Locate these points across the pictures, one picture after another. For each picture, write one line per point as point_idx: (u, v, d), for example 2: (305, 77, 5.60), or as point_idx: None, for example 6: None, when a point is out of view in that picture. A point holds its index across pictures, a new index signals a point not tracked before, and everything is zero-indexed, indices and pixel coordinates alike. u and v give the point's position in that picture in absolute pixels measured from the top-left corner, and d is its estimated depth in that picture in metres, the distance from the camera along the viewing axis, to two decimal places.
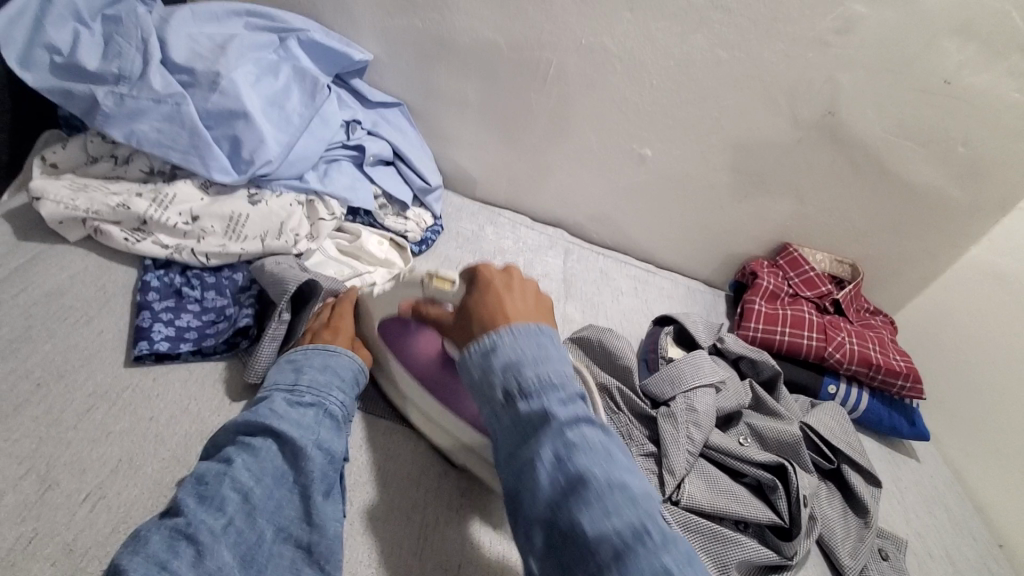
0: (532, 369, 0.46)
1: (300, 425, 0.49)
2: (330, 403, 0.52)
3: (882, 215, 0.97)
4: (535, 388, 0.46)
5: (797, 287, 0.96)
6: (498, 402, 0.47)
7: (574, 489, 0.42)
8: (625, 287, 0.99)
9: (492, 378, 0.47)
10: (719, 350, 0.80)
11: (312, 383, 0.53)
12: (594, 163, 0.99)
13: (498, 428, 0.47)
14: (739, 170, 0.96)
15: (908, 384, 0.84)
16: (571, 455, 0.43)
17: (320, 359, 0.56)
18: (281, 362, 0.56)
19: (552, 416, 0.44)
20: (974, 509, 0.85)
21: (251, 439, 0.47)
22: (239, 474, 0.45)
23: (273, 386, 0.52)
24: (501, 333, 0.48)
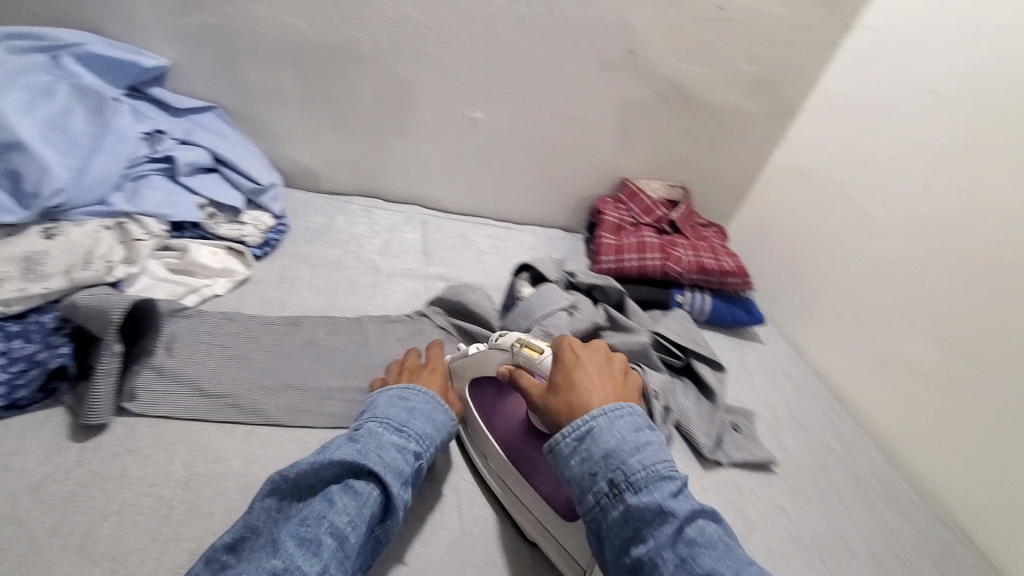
0: (637, 462, 0.47)
1: (400, 478, 0.49)
2: (426, 452, 0.54)
3: (697, 137, 1.08)
4: (643, 482, 0.47)
5: (638, 216, 1.05)
6: (602, 495, 0.47)
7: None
8: (486, 248, 1.02)
9: (592, 470, 0.48)
10: (572, 284, 0.86)
11: (419, 433, 0.54)
12: (433, 135, 1.00)
13: (605, 524, 0.47)
14: (567, 118, 1.02)
15: (738, 279, 0.96)
16: (693, 554, 0.43)
17: (429, 410, 0.57)
18: (396, 396, 0.57)
19: (670, 511, 0.44)
20: (808, 371, 0.99)
21: (356, 482, 0.47)
22: (339, 519, 0.44)
23: (383, 423, 0.52)
24: (596, 416, 0.50)
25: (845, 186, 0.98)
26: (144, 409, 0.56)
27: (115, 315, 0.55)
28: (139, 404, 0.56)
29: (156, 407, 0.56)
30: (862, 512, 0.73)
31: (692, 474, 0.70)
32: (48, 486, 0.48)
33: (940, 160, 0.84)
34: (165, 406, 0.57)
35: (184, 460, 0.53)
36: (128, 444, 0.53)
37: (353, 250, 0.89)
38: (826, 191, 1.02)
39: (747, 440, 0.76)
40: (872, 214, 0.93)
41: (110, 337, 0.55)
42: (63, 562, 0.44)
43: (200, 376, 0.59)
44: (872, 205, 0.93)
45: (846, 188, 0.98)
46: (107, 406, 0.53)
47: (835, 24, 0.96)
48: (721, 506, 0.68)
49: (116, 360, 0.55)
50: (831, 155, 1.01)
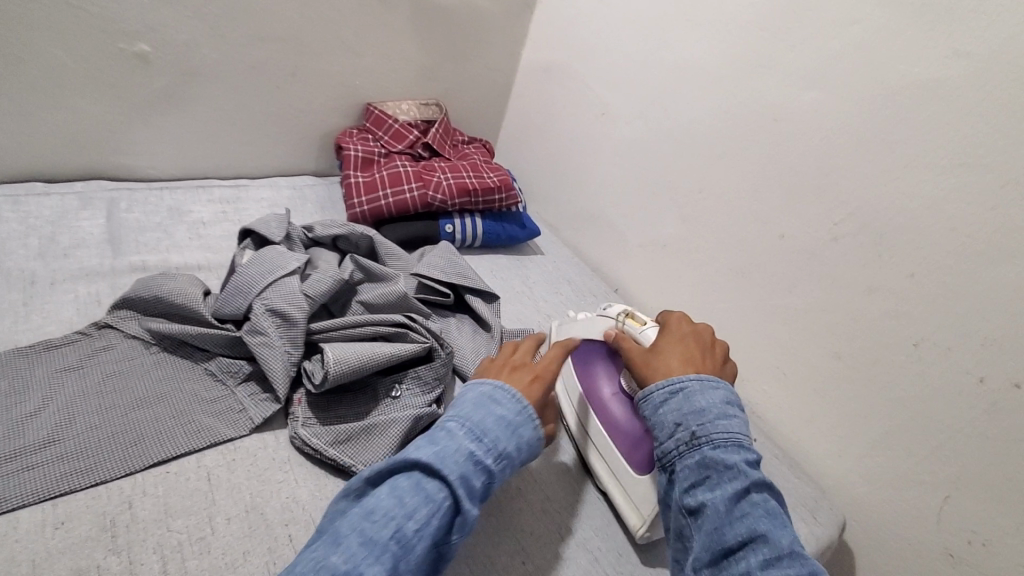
0: (717, 420, 0.46)
1: (473, 493, 0.42)
2: (502, 470, 0.45)
3: (435, 44, 0.96)
4: (719, 438, 0.45)
5: (389, 145, 0.93)
6: (681, 444, 0.46)
7: (752, 547, 0.40)
8: (209, 216, 0.83)
9: (691, 422, 0.46)
10: (312, 241, 0.73)
11: (499, 441, 0.45)
12: (83, 83, 0.74)
13: (678, 470, 0.45)
14: (269, 38, 0.82)
15: (505, 194, 0.91)
16: (745, 513, 0.41)
17: (517, 417, 0.48)
18: (486, 395, 0.48)
19: (744, 473, 0.43)
20: (590, 270, 1.00)
21: (428, 482, 0.41)
22: (407, 525, 0.39)
23: (460, 423, 0.45)
24: (689, 377, 0.49)
25: (586, 78, 0.95)
26: None
27: None
28: None
29: None
30: None
31: None
32: None
33: (653, 36, 0.84)
34: None
35: None
36: None
37: None
38: (571, 85, 0.98)
39: None
40: (613, 102, 0.92)
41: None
42: None
43: None
44: (612, 93, 0.91)
45: (586, 79, 0.95)
46: None
47: None
48: None
49: None
50: (568, 46, 0.97)
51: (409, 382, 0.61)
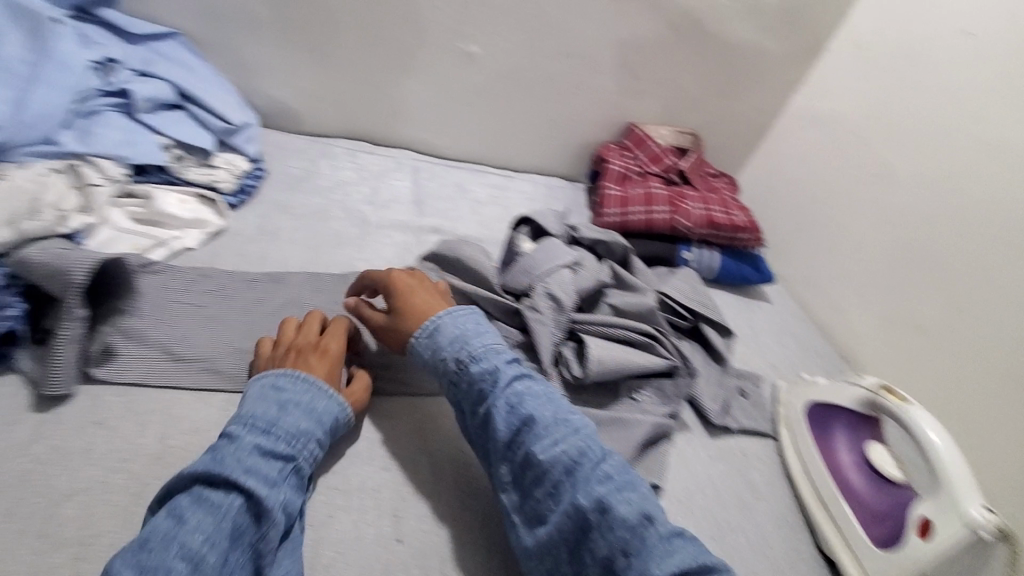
0: (477, 340, 0.54)
1: (271, 482, 0.43)
2: (298, 449, 0.46)
3: (711, 78, 1.00)
4: (481, 354, 0.53)
5: (645, 165, 0.98)
6: (451, 372, 0.53)
7: (523, 429, 0.49)
8: (483, 197, 0.95)
9: (442, 356, 0.54)
10: (574, 240, 0.80)
11: (292, 431, 0.46)
12: (425, 72, 0.90)
13: (457, 396, 0.54)
14: (572, 54, 0.92)
15: (751, 236, 0.91)
16: (520, 402, 0.50)
17: (308, 400, 0.48)
18: (265, 387, 0.48)
19: (500, 373, 0.52)
20: (814, 331, 0.96)
21: (213, 493, 0.40)
22: (191, 538, 0.38)
23: (244, 425, 0.44)
24: (441, 315, 0.56)
25: (866, 136, 0.92)
26: (110, 376, 0.50)
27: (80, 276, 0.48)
28: (107, 371, 0.50)
29: (123, 374, 0.51)
30: None
31: (698, 441, 0.67)
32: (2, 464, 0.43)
33: (966, 106, 0.78)
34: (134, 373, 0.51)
35: (157, 433, 0.48)
36: (93, 416, 0.48)
37: (339, 199, 0.82)
38: (844, 140, 0.95)
39: (752, 406, 0.74)
40: (892, 166, 0.88)
41: (70, 301, 0.48)
42: (23, 549, 0.40)
43: (168, 339, 0.54)
44: (897, 157, 0.87)
45: (866, 138, 0.92)
46: (71, 377, 0.48)
47: None
48: (727, 474, 0.65)
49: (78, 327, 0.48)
50: (851, 100, 0.95)
51: (652, 391, 0.66)
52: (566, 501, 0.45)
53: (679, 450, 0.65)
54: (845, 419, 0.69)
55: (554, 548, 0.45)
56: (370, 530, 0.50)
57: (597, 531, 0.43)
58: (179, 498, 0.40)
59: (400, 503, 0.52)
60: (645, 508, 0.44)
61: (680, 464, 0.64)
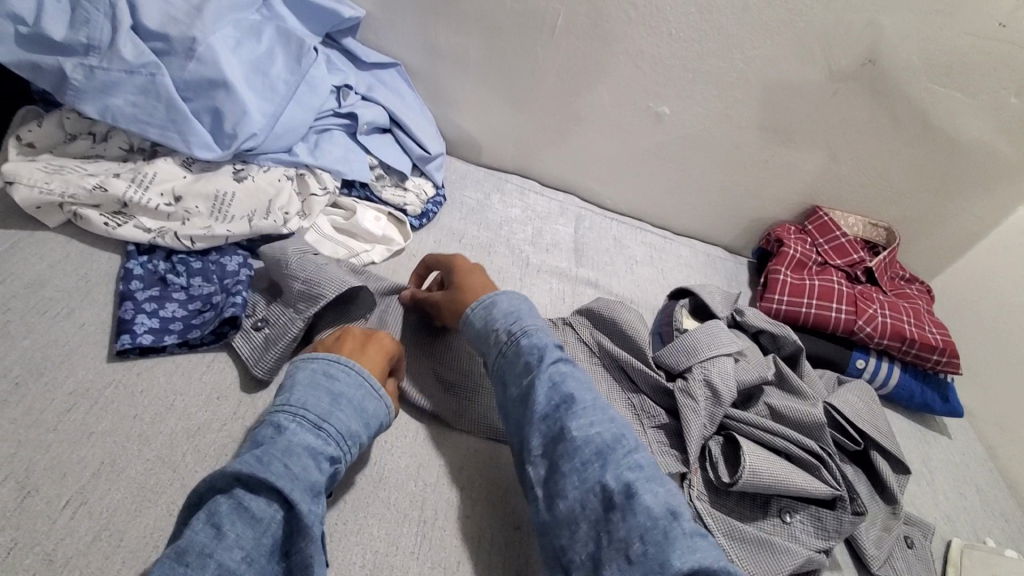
0: (531, 318, 0.56)
1: (312, 491, 0.42)
2: (345, 453, 0.46)
3: (924, 174, 0.89)
4: (532, 330, 0.55)
5: (826, 255, 0.90)
6: (501, 342, 0.55)
7: (564, 405, 0.49)
8: (640, 256, 0.93)
9: (494, 327, 0.56)
10: (737, 323, 0.75)
11: (340, 430, 0.46)
12: (609, 126, 0.91)
13: (500, 363, 0.55)
14: (768, 128, 0.87)
15: (943, 359, 0.79)
16: (563, 380, 0.51)
17: (359, 398, 0.49)
18: (317, 374, 0.48)
19: (547, 351, 0.53)
20: (1004, 486, 0.80)
21: (253, 501, 0.39)
22: (229, 552, 0.37)
23: (289, 420, 0.44)
24: (497, 292, 0.58)
25: None
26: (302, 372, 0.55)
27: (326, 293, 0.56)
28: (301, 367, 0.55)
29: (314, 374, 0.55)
30: None
31: None
32: (205, 434, 0.48)
33: None
34: None
35: None
36: None
37: (505, 236, 0.85)
38: None
39: (919, 561, 0.63)
40: None
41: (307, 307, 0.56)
42: None
43: None
44: None
45: None
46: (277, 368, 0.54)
47: None
48: None
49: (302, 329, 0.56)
50: None
51: (806, 516, 0.59)
52: (593, 479, 0.45)
53: None
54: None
55: (574, 523, 0.45)
56: None
57: (620, 510, 0.44)
58: (220, 500, 0.39)
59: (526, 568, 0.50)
60: (672, 507, 0.44)
61: None
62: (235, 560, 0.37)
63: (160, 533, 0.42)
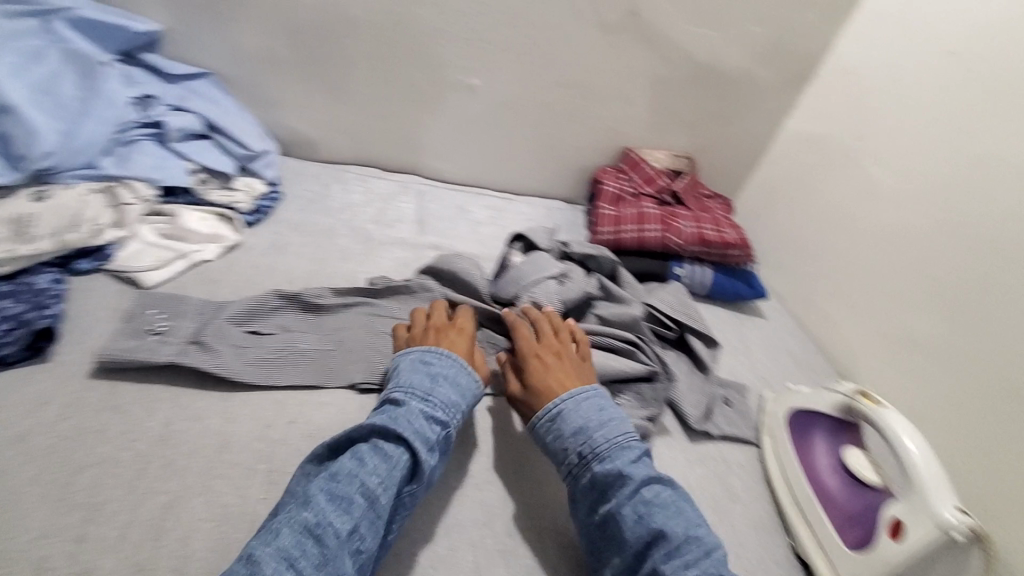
0: (601, 435, 0.56)
1: (427, 445, 0.52)
2: (452, 420, 0.55)
3: (704, 104, 1.04)
4: (606, 452, 0.55)
5: (639, 187, 1.03)
6: (572, 465, 0.56)
7: (654, 542, 0.50)
8: (484, 218, 1.01)
9: (563, 445, 0.57)
10: (566, 255, 0.84)
11: (443, 400, 0.55)
12: (432, 104, 0.98)
13: (576, 491, 0.55)
14: (568, 85, 0.98)
15: (741, 252, 0.94)
16: (648, 512, 0.51)
17: (454, 373, 0.58)
18: (416, 360, 0.59)
19: (630, 476, 0.53)
20: (810, 346, 0.96)
21: (385, 444, 0.50)
22: (371, 481, 0.47)
23: (407, 393, 0.55)
24: (565, 399, 0.59)
25: (856, 156, 0.94)
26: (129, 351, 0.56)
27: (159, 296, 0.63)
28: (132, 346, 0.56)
29: (142, 349, 0.56)
30: None
31: (678, 445, 0.69)
32: (29, 439, 0.49)
33: (950, 126, 0.80)
34: (154, 351, 0.57)
35: (165, 418, 0.53)
36: (110, 400, 0.53)
37: (347, 218, 0.89)
38: (835, 161, 0.98)
39: (737, 415, 0.74)
40: (882, 185, 0.89)
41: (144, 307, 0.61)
42: (42, 511, 0.45)
43: (190, 331, 0.60)
44: (884, 177, 0.89)
45: (856, 159, 0.94)
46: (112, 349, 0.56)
47: None
48: (705, 477, 0.66)
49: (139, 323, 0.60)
50: (842, 122, 0.97)
51: (631, 395, 0.68)
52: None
53: (657, 452, 0.67)
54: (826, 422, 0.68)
55: None
56: None
57: None
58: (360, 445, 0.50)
59: None
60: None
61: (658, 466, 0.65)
62: (375, 484, 0.47)
63: None
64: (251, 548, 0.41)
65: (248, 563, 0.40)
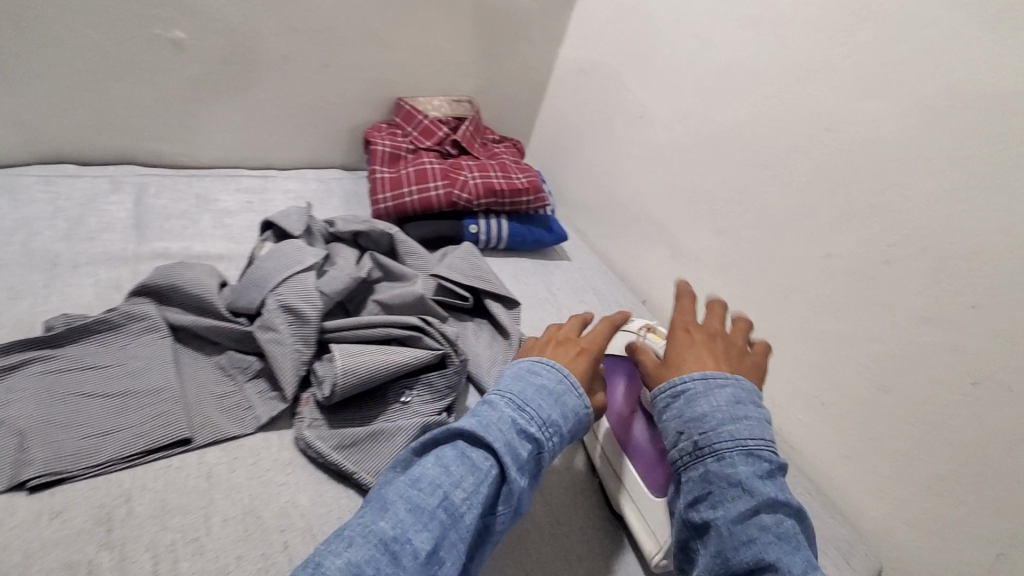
0: (754, 410, 0.45)
1: (520, 463, 0.41)
2: (550, 441, 0.43)
3: (471, 39, 0.94)
4: (725, 446, 0.43)
5: (417, 141, 0.91)
6: (682, 454, 0.44)
7: (764, 573, 0.38)
8: (235, 205, 0.82)
9: (681, 429, 0.45)
10: (334, 236, 0.71)
11: (542, 416, 0.43)
12: (123, 69, 0.75)
13: (686, 481, 0.44)
14: (304, 29, 0.82)
15: (533, 198, 0.88)
16: (757, 539, 0.39)
17: (559, 388, 0.46)
18: (524, 368, 0.47)
19: (751, 491, 0.40)
20: (616, 280, 0.96)
21: (473, 452, 0.40)
22: (455, 494, 0.37)
23: (504, 394, 0.44)
24: (694, 379, 0.46)
25: (624, 79, 0.92)
26: None
27: None
28: None
29: None
30: None
31: None
32: None
33: (696, 39, 0.80)
34: None
35: None
36: None
37: (20, 241, 0.65)
38: (608, 86, 0.95)
39: None
40: (649, 105, 0.89)
41: None
42: None
43: None
44: (649, 98, 0.89)
45: (625, 81, 0.92)
46: None
47: None
48: None
49: None
50: (607, 45, 0.94)
51: (420, 388, 0.59)
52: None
53: None
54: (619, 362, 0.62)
55: None
56: None
57: None
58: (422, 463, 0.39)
59: None
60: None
61: None
62: (395, 519, 0.35)
63: None
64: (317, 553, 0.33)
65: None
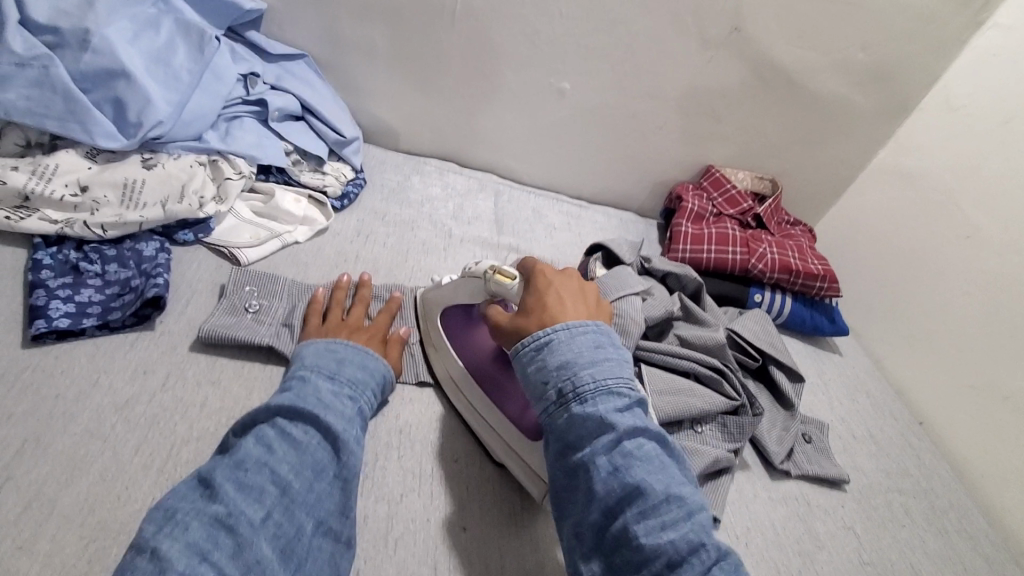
0: (589, 370, 0.47)
1: (345, 419, 0.49)
2: (362, 398, 0.52)
3: (795, 128, 1.00)
4: (590, 391, 0.47)
5: (721, 207, 1.01)
6: (550, 401, 0.48)
7: (626, 498, 0.42)
8: (558, 223, 1.00)
9: (546, 378, 0.49)
10: (646, 269, 0.82)
11: (351, 379, 0.52)
12: (515, 103, 0.96)
13: (551, 428, 0.48)
14: (658, 97, 0.95)
15: (825, 285, 0.90)
16: (626, 465, 0.44)
17: (359, 357, 0.55)
18: (321, 347, 0.55)
19: (610, 425, 0.45)
20: (887, 388, 0.92)
21: (293, 428, 0.46)
22: (280, 469, 0.43)
23: (314, 372, 0.51)
24: (556, 329, 0.50)
25: (958, 197, 0.89)
26: (234, 330, 0.56)
27: (236, 273, 0.62)
28: (233, 326, 0.57)
29: (244, 330, 0.56)
30: (938, 546, 0.68)
31: (759, 481, 0.67)
32: (134, 406, 0.49)
33: None
34: (254, 331, 0.57)
35: (261, 397, 0.54)
36: (209, 375, 0.54)
37: (427, 211, 0.89)
38: (934, 199, 0.93)
39: (818, 452, 0.72)
40: (985, 230, 0.84)
41: (239, 288, 0.61)
42: (146, 481, 0.45)
43: (287, 313, 0.61)
44: (987, 221, 0.85)
45: (959, 198, 0.89)
46: (218, 324, 0.56)
47: (965, 18, 0.86)
48: (788, 518, 0.64)
49: (236, 302, 0.60)
50: (945, 160, 0.92)
51: (714, 426, 0.67)
52: None
53: (739, 487, 0.66)
54: (468, 323, 0.63)
55: None
56: (436, 515, 0.52)
57: None
58: (265, 429, 0.45)
59: (464, 494, 0.54)
60: None
61: (740, 500, 0.65)
62: (285, 470, 0.43)
63: (95, 496, 0.43)
64: (171, 502, 0.40)
65: (211, 495, 0.40)
